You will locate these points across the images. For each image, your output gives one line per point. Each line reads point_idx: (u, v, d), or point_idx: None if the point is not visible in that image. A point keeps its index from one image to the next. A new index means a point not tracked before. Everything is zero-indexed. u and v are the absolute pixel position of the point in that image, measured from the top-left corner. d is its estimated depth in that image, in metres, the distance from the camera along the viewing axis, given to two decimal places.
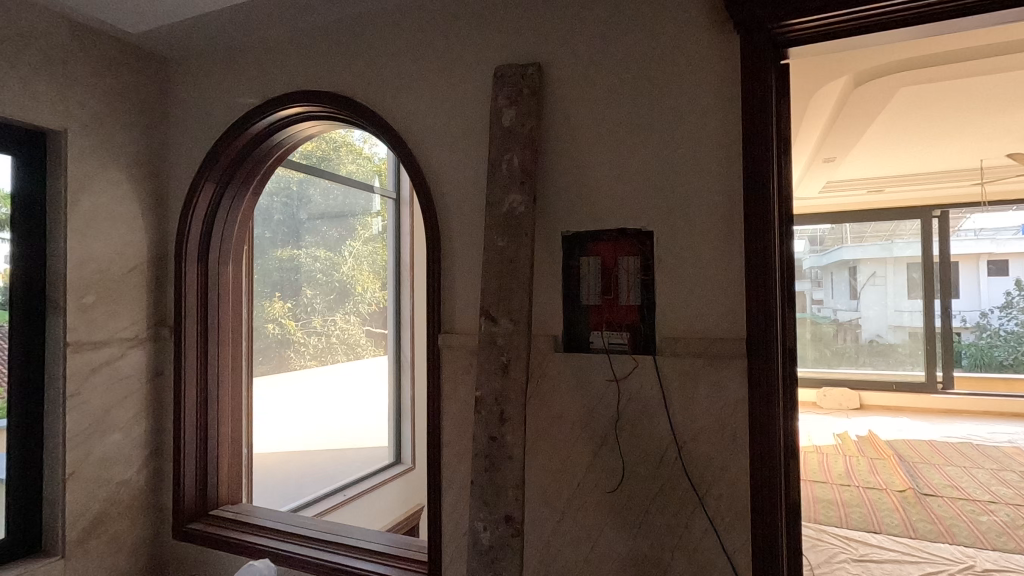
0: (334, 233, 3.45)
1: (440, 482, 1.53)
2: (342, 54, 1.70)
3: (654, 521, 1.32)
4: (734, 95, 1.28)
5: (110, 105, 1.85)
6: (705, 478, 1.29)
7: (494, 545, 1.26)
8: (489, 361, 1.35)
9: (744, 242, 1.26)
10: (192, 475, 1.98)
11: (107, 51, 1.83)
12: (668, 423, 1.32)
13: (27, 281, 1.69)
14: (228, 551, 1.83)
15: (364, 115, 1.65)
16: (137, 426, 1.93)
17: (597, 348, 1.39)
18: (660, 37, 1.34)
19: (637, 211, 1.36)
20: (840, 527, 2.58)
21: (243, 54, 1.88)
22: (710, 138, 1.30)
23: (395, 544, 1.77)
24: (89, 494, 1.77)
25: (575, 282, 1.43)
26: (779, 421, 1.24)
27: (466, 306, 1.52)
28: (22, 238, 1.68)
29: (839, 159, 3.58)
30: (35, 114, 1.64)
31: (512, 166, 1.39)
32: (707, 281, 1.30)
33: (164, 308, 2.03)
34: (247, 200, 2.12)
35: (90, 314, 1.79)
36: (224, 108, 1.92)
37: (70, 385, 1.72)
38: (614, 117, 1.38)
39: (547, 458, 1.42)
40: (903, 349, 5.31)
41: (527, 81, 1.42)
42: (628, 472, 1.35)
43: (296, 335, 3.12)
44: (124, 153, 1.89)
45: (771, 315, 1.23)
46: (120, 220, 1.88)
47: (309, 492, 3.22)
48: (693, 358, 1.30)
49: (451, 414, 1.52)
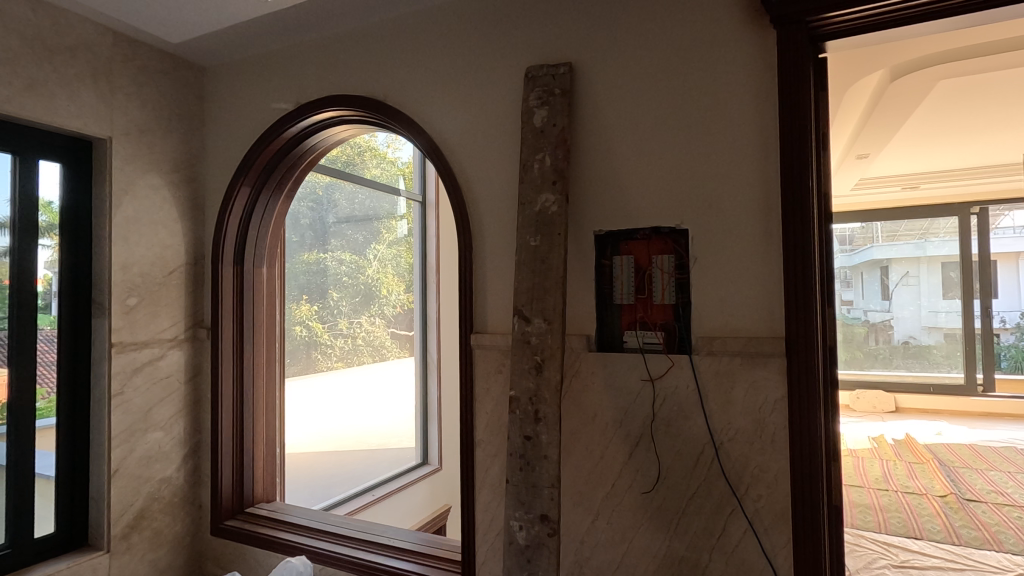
0: (359, 236, 3.49)
1: (473, 480, 1.54)
2: (374, 58, 1.73)
3: (691, 522, 1.31)
4: (770, 89, 1.26)
5: (150, 112, 1.91)
6: (744, 479, 1.27)
7: (530, 544, 1.27)
8: (523, 361, 1.35)
9: (782, 239, 1.24)
10: (228, 473, 2.03)
11: (148, 60, 1.89)
12: (705, 424, 1.31)
13: (74, 284, 1.75)
14: (265, 548, 1.86)
15: (396, 118, 1.67)
16: (176, 424, 1.98)
17: (630, 347, 1.39)
18: (693, 33, 1.33)
19: (671, 209, 1.35)
20: (879, 532, 2.51)
21: (276, 60, 1.93)
22: (746, 133, 1.28)
23: (428, 542, 1.78)
24: (132, 491, 1.83)
25: (608, 282, 1.42)
26: (820, 422, 1.21)
27: (498, 306, 1.53)
28: (70, 242, 1.75)
29: (872, 156, 3.50)
30: (82, 123, 1.70)
31: (544, 166, 1.40)
32: (744, 278, 1.28)
33: (201, 310, 2.08)
34: (280, 203, 2.16)
35: (133, 315, 1.84)
36: (259, 113, 1.96)
37: (115, 385, 1.78)
38: (648, 114, 1.37)
39: (581, 458, 1.42)
40: (938, 350, 5.16)
41: (558, 81, 1.43)
42: (664, 472, 1.34)
43: (322, 337, 3.17)
44: (164, 159, 1.95)
45: (811, 313, 1.21)
46: (161, 224, 1.94)
47: (338, 491, 3.27)
48: (730, 357, 1.29)
49: (483, 413, 1.53)
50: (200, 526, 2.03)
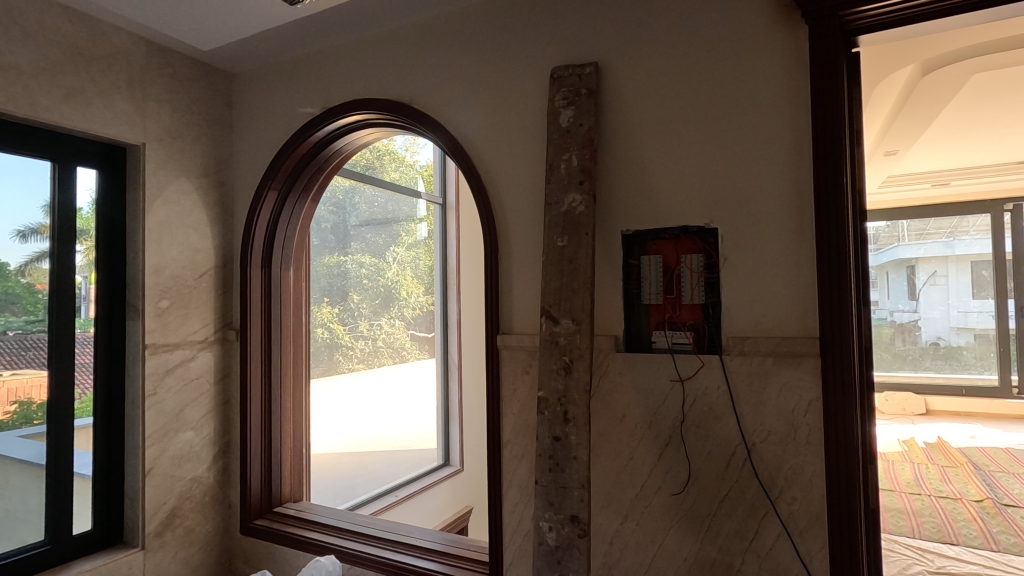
0: (379, 239, 3.52)
1: (501, 481, 1.54)
2: (399, 61, 1.74)
3: (723, 524, 1.29)
4: (802, 85, 1.25)
5: (181, 119, 1.95)
6: (778, 481, 1.25)
7: (560, 545, 1.26)
8: (551, 361, 1.35)
9: (815, 236, 1.22)
10: (257, 474, 2.06)
11: (179, 68, 1.94)
12: (736, 425, 1.29)
13: (109, 287, 1.80)
14: (293, 548, 1.89)
15: (421, 120, 1.69)
16: (207, 424, 2.01)
17: (659, 348, 1.38)
18: (723, 29, 1.32)
19: (700, 207, 1.34)
20: (912, 537, 2.46)
21: (303, 66, 1.95)
22: (778, 130, 1.26)
23: (453, 543, 1.78)
24: (165, 489, 1.86)
25: (636, 282, 1.42)
26: (856, 423, 1.19)
27: (525, 306, 1.53)
28: (104, 246, 1.79)
29: (900, 152, 3.43)
30: (117, 130, 1.75)
31: (571, 166, 1.39)
32: (777, 277, 1.26)
33: (230, 312, 2.11)
34: (306, 207, 2.19)
35: (166, 317, 1.88)
36: (286, 118, 1.99)
37: (148, 385, 1.82)
38: (676, 112, 1.37)
39: (610, 459, 1.41)
40: (969, 352, 5.04)
41: (584, 80, 1.43)
42: (694, 474, 1.32)
43: (343, 339, 3.19)
44: (194, 164, 1.99)
45: (847, 312, 1.19)
46: (192, 228, 1.98)
47: (361, 492, 3.30)
48: (762, 357, 1.27)
49: (510, 414, 1.53)
50: (230, 525, 2.06)
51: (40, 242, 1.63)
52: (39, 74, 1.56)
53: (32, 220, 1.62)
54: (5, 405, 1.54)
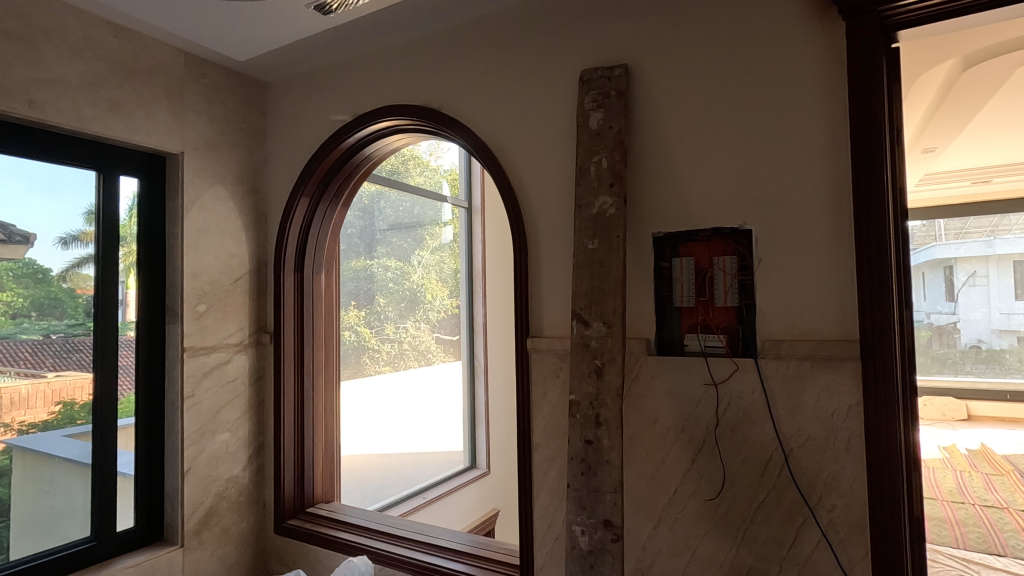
0: (404, 243, 3.55)
1: (531, 484, 1.54)
2: (429, 67, 1.76)
3: (759, 531, 1.27)
4: (839, 83, 1.22)
5: (218, 128, 2.00)
6: (817, 488, 1.22)
7: (593, 550, 1.26)
8: (582, 364, 1.34)
9: (854, 238, 1.19)
10: (290, 474, 2.10)
11: (215, 79, 2.00)
12: (773, 430, 1.26)
13: (149, 291, 1.86)
14: (325, 549, 1.92)
15: (450, 125, 1.71)
16: (242, 425, 2.06)
17: (691, 351, 1.36)
18: (755, 27, 1.31)
19: (734, 208, 1.32)
20: (956, 547, 2.38)
21: (334, 74, 1.99)
22: (814, 129, 1.24)
23: (481, 544, 1.79)
24: (203, 489, 1.91)
25: (667, 284, 1.40)
26: (899, 429, 1.15)
27: (555, 309, 1.52)
28: (144, 252, 1.85)
29: (939, 149, 3.32)
30: (157, 139, 1.81)
31: (601, 169, 1.39)
32: (814, 278, 1.24)
33: (264, 316, 2.16)
34: (337, 212, 2.23)
35: (204, 321, 1.93)
36: (318, 125, 2.03)
37: (187, 387, 1.87)
38: (709, 112, 1.35)
39: (642, 463, 1.40)
40: (1013, 356, 4.84)
41: (614, 82, 1.42)
42: (729, 480, 1.30)
43: (370, 342, 3.23)
44: (230, 172, 2.04)
45: (888, 315, 1.16)
46: (228, 234, 2.03)
47: (390, 493, 3.36)
48: (799, 361, 1.24)
49: (541, 417, 1.53)
50: (265, 525, 2.11)
51: (82, 248, 1.70)
52: (85, 88, 1.63)
53: (73, 228, 1.68)
54: (50, 405, 1.60)
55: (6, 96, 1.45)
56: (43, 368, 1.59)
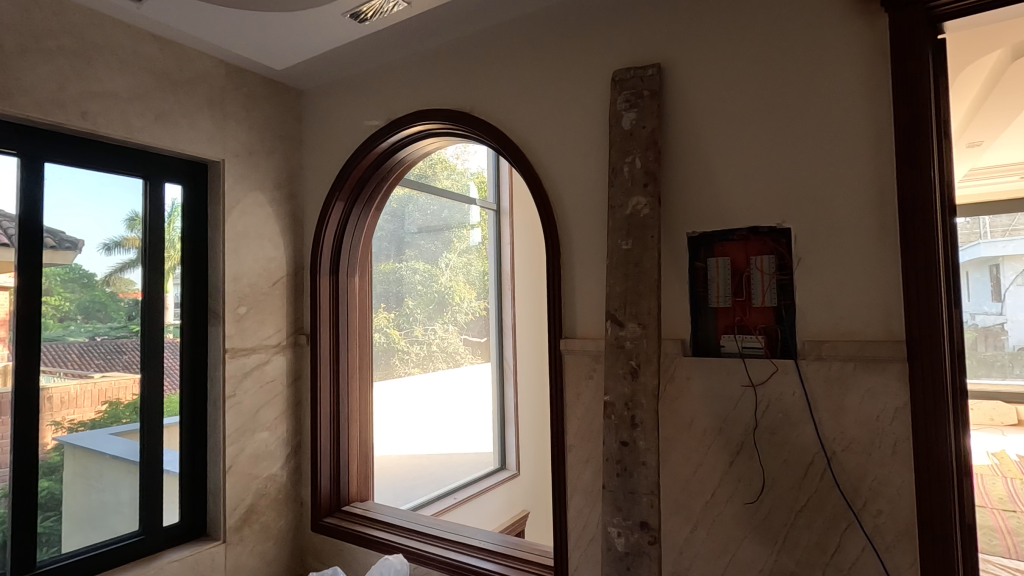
0: (432, 246, 3.58)
1: (565, 485, 1.54)
2: (461, 71, 1.79)
3: (801, 536, 1.24)
4: (881, 76, 1.19)
5: (257, 135, 2.06)
6: (861, 492, 1.19)
7: (629, 552, 1.25)
8: (617, 365, 1.34)
9: (899, 236, 1.16)
10: (327, 473, 2.14)
11: (255, 88, 2.05)
12: (815, 433, 1.24)
13: (193, 294, 1.92)
14: (361, 547, 1.95)
15: (482, 128, 1.72)
16: (280, 425, 2.11)
17: (729, 352, 1.34)
18: (795, 21, 1.28)
19: (772, 207, 1.30)
20: (1009, 558, 2.27)
21: (368, 80, 2.03)
22: (857, 124, 1.21)
23: (513, 544, 1.80)
24: (244, 487, 1.96)
25: (702, 284, 1.38)
26: (949, 432, 1.11)
27: (589, 310, 1.52)
28: (188, 256, 1.92)
29: (986, 142, 3.18)
30: (200, 147, 1.87)
31: (634, 169, 1.38)
32: (858, 277, 1.21)
33: (301, 318, 2.21)
34: (370, 216, 2.27)
35: (244, 322, 1.99)
36: (352, 131, 2.08)
37: (229, 387, 1.93)
38: (746, 109, 1.33)
39: (678, 465, 1.38)
40: None
41: (647, 82, 1.42)
42: (769, 483, 1.28)
43: (399, 344, 3.27)
44: (268, 178, 2.10)
45: (936, 315, 1.12)
46: (266, 239, 2.08)
47: (420, 494, 3.40)
48: (842, 362, 1.22)
49: (575, 418, 1.53)
50: (302, 523, 2.16)
51: (124, 253, 1.76)
52: (134, 99, 1.70)
53: (116, 235, 1.74)
54: (96, 404, 1.68)
55: (61, 108, 1.54)
56: (90, 369, 1.67)
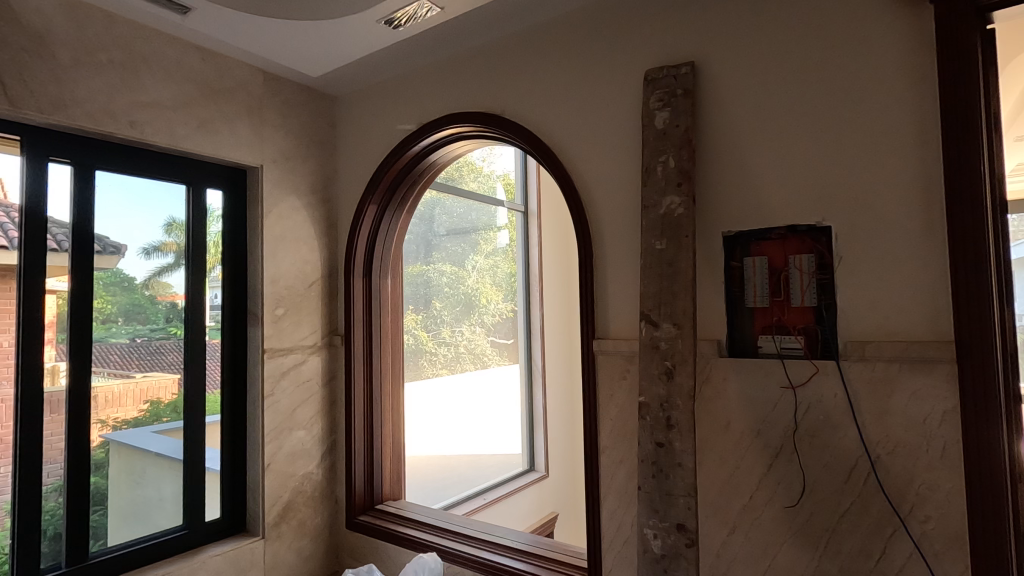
0: (459, 248, 3.61)
1: (599, 486, 1.53)
2: (492, 74, 1.80)
3: (844, 541, 1.21)
4: (927, 69, 1.16)
5: (293, 141, 2.11)
6: (908, 497, 1.15)
7: (666, 554, 1.24)
8: (652, 366, 1.33)
9: (947, 233, 1.13)
10: (361, 472, 2.17)
11: (291, 95, 2.11)
12: (858, 436, 1.21)
13: (234, 296, 1.98)
14: (395, 545, 1.98)
15: (513, 130, 1.73)
16: (316, 424, 2.15)
17: (766, 353, 1.32)
18: (836, 14, 1.26)
19: (812, 205, 1.27)
20: None
21: (400, 84, 2.06)
22: (901, 118, 1.18)
23: (542, 544, 1.80)
24: (282, 484, 2.01)
25: (739, 284, 1.36)
26: (1003, 436, 1.07)
27: (622, 311, 1.51)
28: (228, 259, 1.98)
29: None
30: (240, 153, 1.93)
31: (668, 168, 1.38)
32: (903, 275, 1.17)
33: (336, 319, 2.25)
34: (402, 219, 2.30)
35: (282, 324, 2.04)
36: (385, 136, 2.11)
37: (267, 386, 1.98)
38: (784, 106, 1.31)
39: (714, 467, 1.37)
40: None
41: (681, 80, 1.41)
42: (810, 486, 1.25)
43: (427, 345, 3.30)
44: (304, 183, 2.14)
45: (987, 314, 1.08)
46: (302, 242, 2.13)
47: (450, 494, 3.43)
48: (886, 363, 1.18)
49: (608, 419, 1.52)
50: (337, 520, 2.19)
51: (163, 257, 1.82)
52: (178, 108, 1.77)
53: (155, 239, 1.80)
54: (138, 403, 1.74)
55: (110, 118, 1.61)
56: (132, 369, 1.73)
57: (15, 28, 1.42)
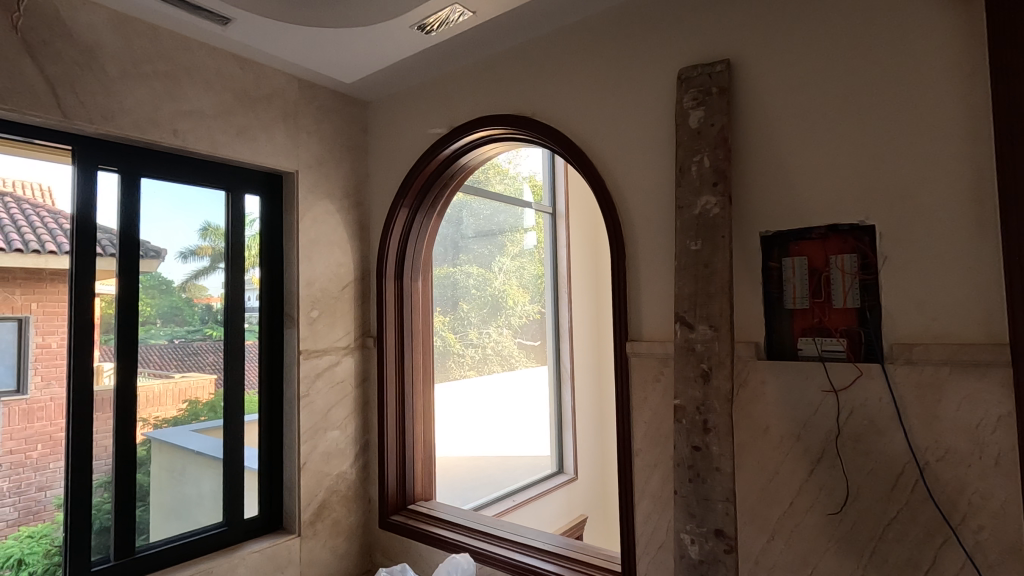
0: (486, 250, 3.62)
1: (633, 490, 1.52)
2: (523, 76, 1.81)
3: (891, 550, 1.18)
4: (977, 61, 1.12)
5: (327, 146, 2.15)
6: (960, 506, 1.11)
7: (704, 559, 1.23)
8: (688, 368, 1.31)
9: (1001, 232, 1.08)
10: (393, 472, 2.20)
11: (325, 101, 2.15)
12: (904, 442, 1.17)
13: (270, 299, 2.03)
14: (428, 545, 1.99)
15: (543, 132, 1.73)
16: (350, 424, 2.19)
17: (807, 356, 1.30)
18: (879, 6, 1.22)
19: (854, 204, 1.24)
20: None
21: (431, 89, 2.09)
22: (949, 113, 1.14)
23: (569, 545, 1.80)
24: (317, 483, 2.05)
25: (777, 285, 1.34)
26: None
27: (656, 312, 1.50)
28: (265, 262, 2.03)
29: None
30: (276, 159, 1.97)
31: (702, 168, 1.36)
32: (952, 276, 1.13)
33: (368, 321, 2.29)
34: (433, 221, 2.32)
35: (317, 325, 2.08)
36: (416, 139, 2.13)
37: (303, 387, 2.02)
38: (824, 103, 1.28)
39: (753, 471, 1.34)
40: None
41: (716, 79, 1.39)
42: (853, 493, 1.22)
43: (455, 347, 3.32)
44: (337, 187, 2.18)
45: None
46: (336, 245, 2.16)
47: (479, 495, 3.44)
48: (934, 367, 1.14)
49: (642, 422, 1.51)
50: (370, 519, 2.22)
51: (199, 261, 1.87)
52: (217, 115, 1.82)
53: (192, 244, 1.85)
54: (178, 403, 1.79)
55: (155, 126, 1.67)
56: (170, 369, 1.78)
57: (67, 42, 1.49)
